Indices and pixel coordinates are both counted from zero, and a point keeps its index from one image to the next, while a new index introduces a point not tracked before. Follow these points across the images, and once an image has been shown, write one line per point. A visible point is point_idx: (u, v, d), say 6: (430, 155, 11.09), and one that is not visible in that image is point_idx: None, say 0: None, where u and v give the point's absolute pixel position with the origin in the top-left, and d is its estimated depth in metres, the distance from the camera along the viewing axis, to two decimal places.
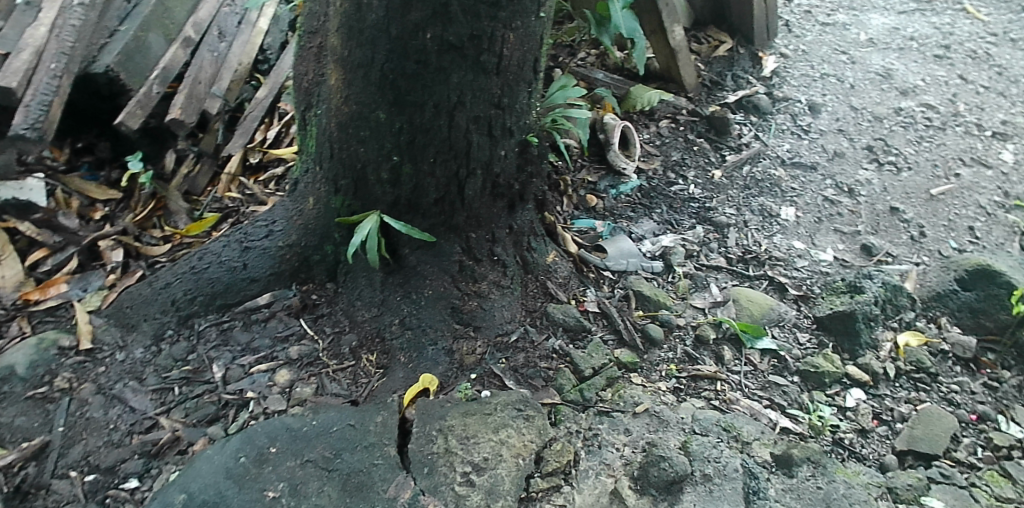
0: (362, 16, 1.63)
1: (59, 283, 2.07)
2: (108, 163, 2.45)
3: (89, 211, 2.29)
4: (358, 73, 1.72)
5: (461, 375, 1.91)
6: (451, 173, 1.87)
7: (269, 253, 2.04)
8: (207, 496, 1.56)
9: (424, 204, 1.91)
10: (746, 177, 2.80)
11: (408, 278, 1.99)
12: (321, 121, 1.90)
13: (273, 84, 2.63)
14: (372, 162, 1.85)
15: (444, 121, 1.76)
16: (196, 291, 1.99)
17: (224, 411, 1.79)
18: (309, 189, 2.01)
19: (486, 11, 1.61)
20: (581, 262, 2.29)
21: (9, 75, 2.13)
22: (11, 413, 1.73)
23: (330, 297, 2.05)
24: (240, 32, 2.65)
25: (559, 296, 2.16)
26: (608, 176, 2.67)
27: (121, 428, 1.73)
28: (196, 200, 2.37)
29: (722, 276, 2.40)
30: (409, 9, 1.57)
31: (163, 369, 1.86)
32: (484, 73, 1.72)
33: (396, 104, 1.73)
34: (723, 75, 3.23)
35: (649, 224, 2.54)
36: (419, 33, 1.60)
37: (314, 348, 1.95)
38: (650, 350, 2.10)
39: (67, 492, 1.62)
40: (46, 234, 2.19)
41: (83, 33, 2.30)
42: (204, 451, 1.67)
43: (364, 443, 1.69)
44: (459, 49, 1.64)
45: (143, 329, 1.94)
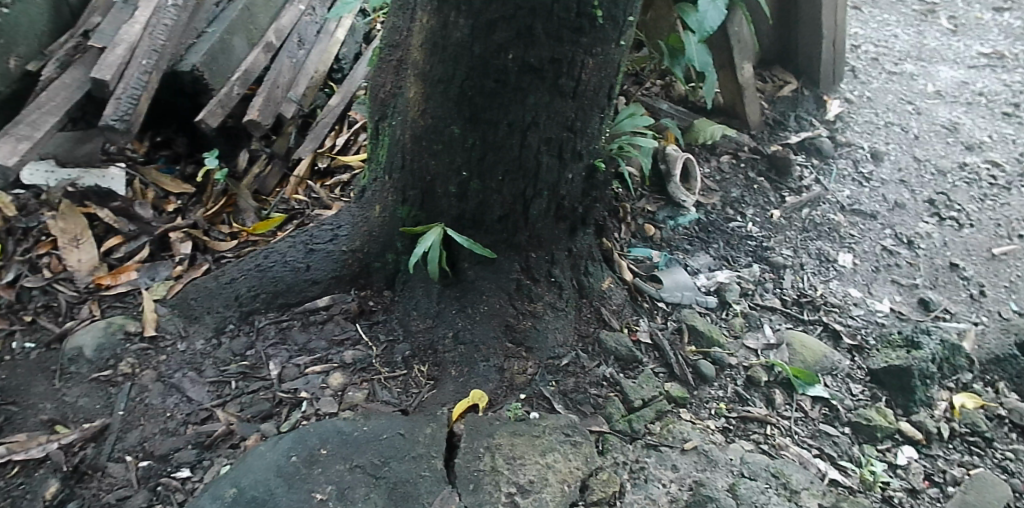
0: (447, 33, 1.67)
1: (130, 270, 2.13)
2: (184, 158, 2.54)
3: (162, 203, 2.36)
4: (437, 88, 1.76)
5: (510, 394, 1.90)
6: (518, 192, 1.88)
7: (331, 257, 2.07)
8: (257, 493, 1.56)
9: (488, 220, 1.92)
10: (804, 219, 2.76)
11: (466, 292, 1.99)
12: (395, 133, 1.93)
13: (345, 92, 2.68)
14: (441, 176, 1.88)
15: (516, 140, 1.78)
16: (260, 288, 2.02)
17: (278, 409, 1.81)
18: (376, 197, 2.04)
19: (569, 36, 1.63)
20: (635, 290, 2.27)
21: (104, 68, 2.26)
22: (76, 393, 1.79)
23: (386, 304, 2.07)
24: (319, 41, 2.72)
25: (612, 323, 2.14)
26: (667, 206, 2.65)
27: (178, 417, 1.76)
28: (265, 200, 2.43)
29: (777, 318, 2.36)
30: (494, 29, 1.60)
31: (222, 362, 1.90)
32: (560, 96, 1.74)
33: (472, 120, 1.76)
34: (787, 115, 3.19)
35: (705, 258, 2.51)
36: (501, 54, 1.63)
37: (368, 354, 1.96)
38: (701, 386, 2.07)
39: (122, 477, 1.65)
40: (123, 222, 2.25)
41: (173, 33, 2.39)
42: (256, 447, 1.69)
43: (412, 453, 1.68)
44: (538, 71, 1.67)
45: (205, 322, 1.98)
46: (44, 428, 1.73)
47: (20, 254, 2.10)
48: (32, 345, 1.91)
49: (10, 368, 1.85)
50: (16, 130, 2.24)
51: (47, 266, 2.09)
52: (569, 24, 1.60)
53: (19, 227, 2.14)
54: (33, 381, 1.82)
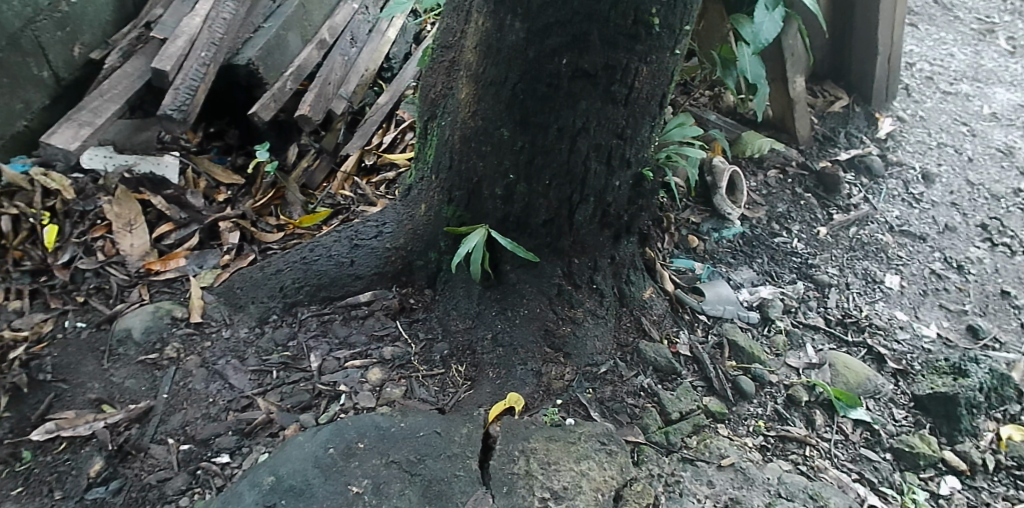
0: (502, 36, 1.67)
1: (179, 257, 2.17)
2: (235, 149, 2.60)
3: (213, 193, 2.41)
4: (489, 90, 1.76)
5: (547, 399, 1.89)
6: (564, 197, 1.87)
7: (375, 253, 2.08)
8: (294, 482, 1.58)
9: (532, 224, 1.92)
10: (852, 238, 2.70)
11: (506, 294, 1.99)
12: (444, 133, 1.95)
13: (394, 91, 2.70)
14: (488, 178, 1.88)
15: (565, 145, 1.77)
16: (304, 280, 2.05)
17: (317, 400, 1.83)
18: (421, 196, 2.05)
19: (624, 43, 1.62)
20: (676, 301, 2.25)
21: (164, 59, 2.32)
22: (123, 374, 1.83)
23: (427, 303, 2.07)
24: (371, 39, 2.75)
25: (652, 333, 2.11)
26: (712, 218, 2.62)
27: (219, 403, 1.79)
28: (311, 194, 2.46)
29: (819, 337, 2.31)
30: (550, 33, 1.60)
31: (264, 352, 1.92)
32: (612, 103, 1.72)
33: (522, 123, 1.76)
34: (837, 131, 3.13)
35: (748, 272, 2.47)
36: (556, 58, 1.63)
37: (407, 351, 1.97)
38: (740, 402, 2.03)
39: (163, 458, 1.68)
40: (174, 209, 2.29)
41: (231, 27, 2.45)
42: (295, 437, 1.71)
43: (448, 452, 1.68)
44: (592, 77, 1.66)
45: (250, 311, 2.01)
46: (91, 406, 1.77)
47: (76, 236, 2.16)
48: (84, 324, 1.97)
49: (62, 346, 1.90)
50: (78, 116, 2.32)
51: (101, 250, 2.14)
52: (625, 31, 1.59)
53: (77, 210, 2.20)
54: (83, 360, 1.87)
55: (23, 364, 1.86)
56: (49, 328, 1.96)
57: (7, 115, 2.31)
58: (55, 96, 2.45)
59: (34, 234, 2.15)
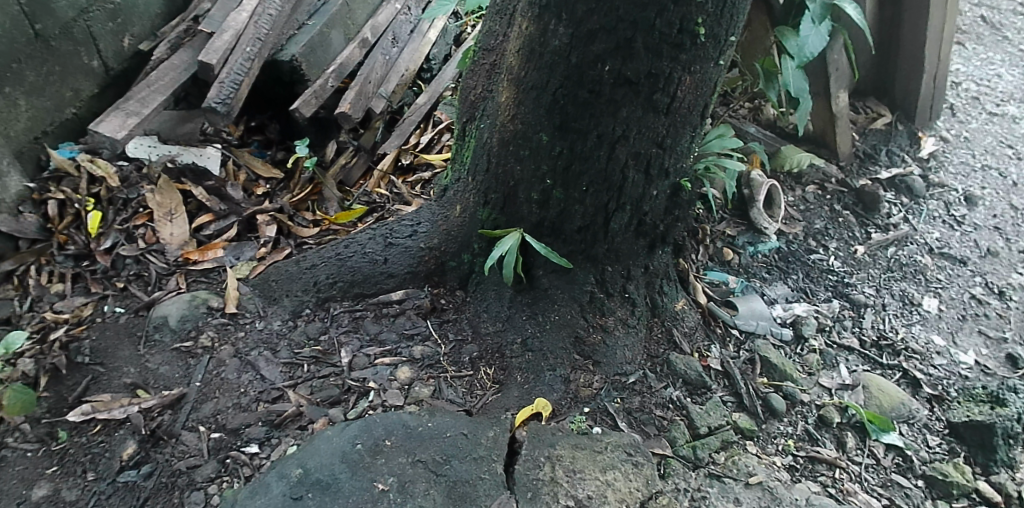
0: (545, 41, 1.66)
1: (217, 248, 2.20)
2: (276, 144, 2.64)
3: (252, 186, 2.44)
4: (530, 94, 1.75)
5: (575, 406, 1.88)
6: (601, 205, 1.86)
7: (409, 252, 2.09)
8: (321, 476, 1.59)
9: (567, 230, 1.91)
10: (890, 258, 2.64)
11: (537, 299, 1.98)
12: (482, 135, 1.95)
13: (433, 92, 2.72)
14: (525, 182, 1.87)
15: (604, 152, 1.76)
16: (338, 276, 2.06)
17: (346, 396, 1.84)
18: (457, 197, 2.06)
19: (669, 52, 1.60)
20: (709, 315, 2.22)
21: (211, 52, 2.36)
22: (158, 361, 1.86)
23: (458, 304, 2.07)
24: (412, 40, 2.77)
25: (683, 346, 2.09)
26: (748, 232, 2.58)
27: (251, 393, 1.81)
28: (348, 191, 2.48)
29: (854, 359, 2.26)
30: (593, 40, 1.59)
31: (296, 345, 1.94)
32: (653, 111, 1.71)
33: (561, 129, 1.75)
34: (878, 148, 3.07)
35: (782, 288, 2.44)
36: (598, 64, 1.62)
37: (436, 351, 1.97)
38: (770, 420, 2.00)
39: (194, 445, 1.71)
40: (214, 201, 2.33)
41: (277, 23, 2.48)
42: (324, 431, 1.72)
43: (474, 454, 1.67)
44: (634, 84, 1.64)
45: (284, 304, 2.03)
46: (126, 391, 1.80)
47: (118, 223, 2.20)
48: (122, 310, 2.01)
49: (101, 329, 1.94)
50: (126, 106, 2.35)
51: (141, 237, 2.19)
52: (670, 40, 1.57)
53: (120, 198, 2.24)
54: (120, 345, 1.90)
55: (62, 346, 1.90)
56: (89, 311, 2.00)
57: (57, 102, 2.35)
58: (104, 85, 2.50)
59: (79, 219, 2.21)
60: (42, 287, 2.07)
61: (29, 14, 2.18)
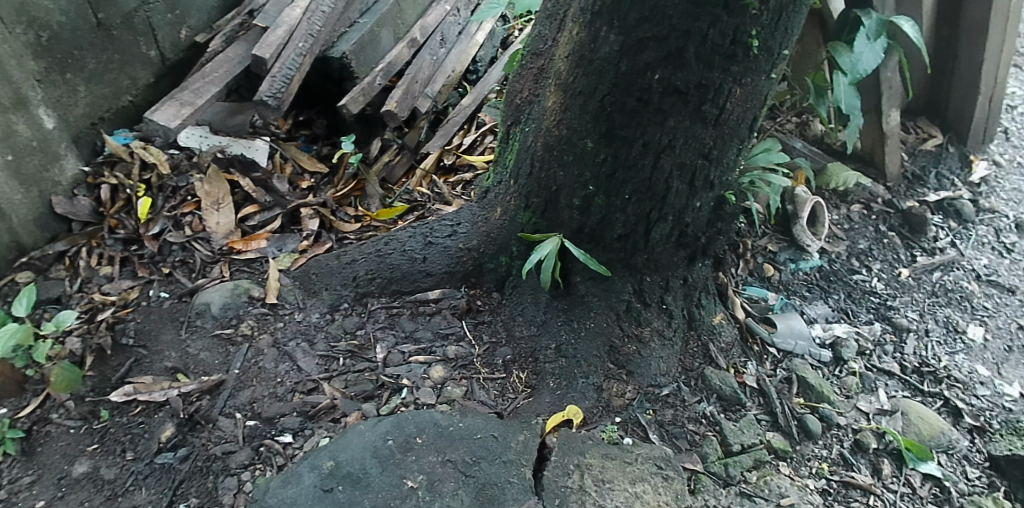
0: (595, 47, 1.66)
1: (261, 238, 2.24)
2: (322, 139, 2.68)
3: (297, 179, 2.48)
4: (577, 100, 1.75)
5: (606, 415, 1.86)
6: (643, 213, 1.84)
7: (448, 252, 2.09)
8: (352, 470, 1.60)
9: (607, 238, 1.90)
10: (935, 282, 2.57)
11: (573, 305, 1.97)
12: (526, 139, 1.95)
13: (478, 94, 2.73)
14: (567, 187, 1.87)
15: (649, 161, 1.75)
16: (377, 272, 2.08)
17: (380, 391, 1.85)
18: (498, 200, 2.06)
19: (720, 63, 1.57)
20: (747, 331, 2.18)
21: (265, 47, 2.41)
22: (199, 346, 1.90)
23: (494, 306, 2.08)
24: (460, 41, 2.79)
25: (718, 361, 2.06)
26: (790, 249, 2.54)
27: (287, 384, 1.84)
28: (390, 189, 2.50)
29: (893, 384, 2.20)
30: (644, 48, 1.58)
31: (332, 338, 1.96)
32: (701, 123, 1.68)
33: (607, 136, 1.74)
34: (927, 170, 2.99)
35: (823, 308, 2.39)
36: (648, 73, 1.61)
37: (470, 351, 1.98)
38: (804, 441, 1.96)
39: (230, 432, 1.74)
40: (260, 192, 2.37)
41: (329, 20, 2.51)
42: (357, 425, 1.74)
43: (504, 458, 1.67)
44: (683, 94, 1.63)
45: (323, 297, 2.05)
46: (167, 374, 1.84)
47: (167, 210, 2.25)
48: (166, 295, 2.05)
49: (145, 313, 1.99)
50: (181, 96, 2.42)
51: (189, 225, 2.23)
52: (722, 51, 1.55)
53: (170, 185, 2.29)
54: (163, 328, 1.95)
55: (109, 326, 1.95)
56: (135, 295, 2.05)
57: (115, 89, 2.41)
58: (160, 74, 2.57)
59: (130, 204, 2.26)
60: (92, 269, 2.13)
61: (93, 3, 2.24)
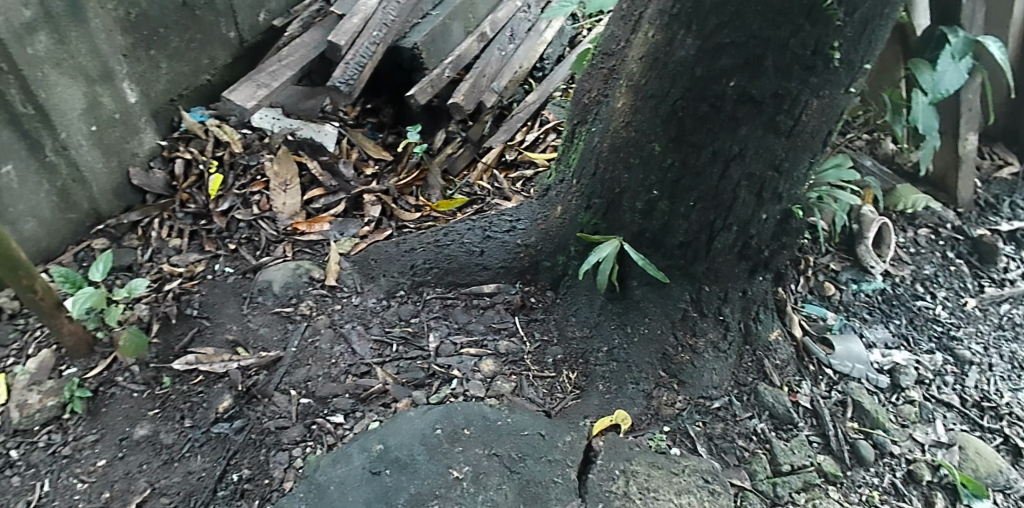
0: (671, 50, 1.62)
1: (324, 221, 2.29)
2: (388, 127, 2.70)
3: (362, 165, 2.51)
4: (648, 103, 1.72)
5: (655, 424, 1.85)
6: (707, 221, 1.80)
7: (506, 247, 2.10)
8: (400, 455, 1.63)
9: (668, 244, 1.87)
10: (1003, 315, 2.46)
11: (628, 310, 1.94)
12: (593, 139, 1.93)
13: (544, 92, 2.74)
14: (631, 190, 1.85)
15: (717, 169, 1.71)
16: (435, 262, 2.10)
17: (430, 380, 1.87)
18: (559, 198, 2.05)
19: (799, 74, 1.52)
20: (803, 350, 2.13)
21: (341, 34, 2.47)
22: (259, 322, 1.95)
23: (548, 304, 2.07)
24: (529, 38, 2.80)
25: (773, 378, 2.02)
26: (853, 269, 2.47)
27: (341, 365, 1.87)
28: (451, 180, 2.52)
29: (952, 416, 2.11)
30: (721, 53, 1.54)
31: (387, 324, 1.99)
32: (774, 133, 1.64)
33: (675, 141, 1.72)
34: (1001, 198, 2.86)
35: (884, 332, 2.31)
36: (723, 79, 1.57)
37: (521, 348, 1.98)
38: (856, 467, 1.90)
39: (284, 407, 1.78)
40: (327, 176, 2.42)
41: (403, 11, 2.55)
42: (406, 412, 1.76)
43: (550, 456, 1.67)
44: (758, 103, 1.58)
45: (380, 283, 2.09)
46: (228, 347, 1.90)
47: (237, 187, 2.32)
48: (231, 270, 2.12)
49: (210, 286, 2.06)
50: (257, 78, 2.49)
51: (256, 204, 2.30)
52: (802, 61, 1.50)
53: (241, 163, 2.36)
54: (226, 302, 2.02)
55: (175, 297, 2.03)
56: (201, 268, 2.12)
57: (194, 67, 2.48)
58: (237, 55, 2.63)
59: (201, 180, 2.34)
60: (162, 240, 2.20)
61: None
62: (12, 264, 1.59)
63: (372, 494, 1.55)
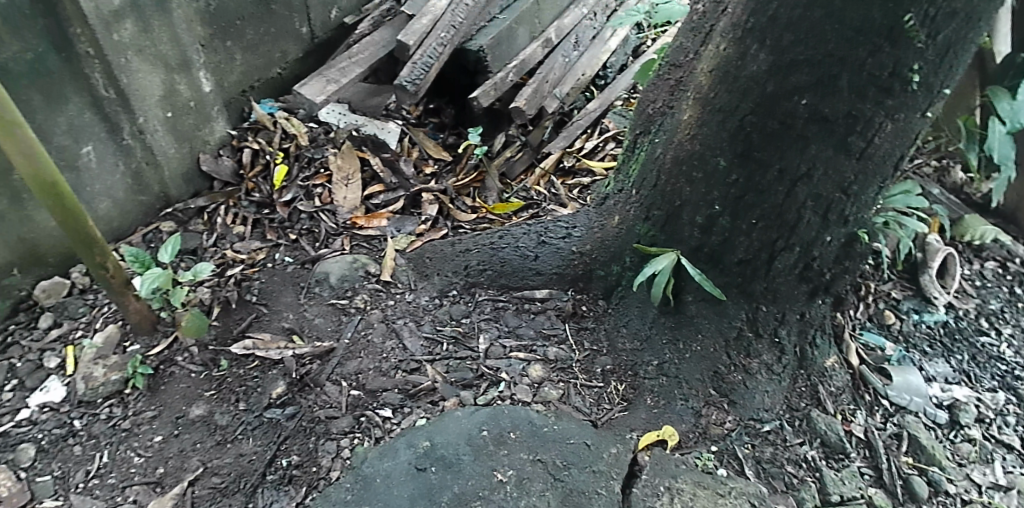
0: (743, 64, 1.58)
1: (382, 217, 2.32)
2: (449, 128, 2.72)
3: (422, 164, 2.54)
4: (715, 117, 1.67)
5: (702, 442, 1.82)
6: (768, 241, 1.76)
7: (560, 254, 2.10)
8: (446, 454, 1.63)
9: (726, 261, 1.83)
10: None
11: (682, 325, 1.92)
12: (655, 150, 1.90)
13: (605, 100, 2.75)
14: (691, 204, 1.81)
15: (783, 188, 1.67)
16: (489, 265, 2.12)
17: (478, 381, 1.88)
18: (616, 208, 2.03)
19: (874, 95, 1.47)
20: (860, 379, 2.07)
21: (410, 34, 2.48)
22: (314, 312, 1.99)
23: (599, 314, 2.06)
24: (593, 46, 2.81)
25: (826, 405, 1.97)
26: (915, 298, 2.39)
27: (392, 360, 1.89)
28: (508, 184, 2.55)
29: (1012, 459, 2.01)
30: (794, 71, 1.50)
31: (438, 322, 2.01)
32: (845, 154, 1.59)
33: (742, 156, 1.67)
34: None
35: (944, 366, 2.22)
36: (794, 97, 1.52)
37: (570, 356, 1.98)
38: (908, 504, 1.83)
39: (335, 397, 1.81)
40: (387, 173, 2.46)
41: (471, 13, 2.55)
42: (454, 411, 1.77)
43: (595, 467, 1.65)
44: (829, 123, 1.54)
45: (433, 281, 2.11)
46: (284, 334, 1.95)
47: (301, 179, 2.38)
48: (290, 260, 2.17)
49: (269, 274, 2.12)
50: (328, 73, 2.52)
51: (319, 196, 2.35)
52: (879, 83, 1.45)
53: (306, 156, 2.42)
54: (284, 291, 2.07)
55: (236, 282, 2.10)
56: (262, 256, 2.19)
57: (267, 60, 2.55)
58: (308, 51, 2.70)
59: (267, 170, 2.40)
60: (227, 226, 2.27)
61: None
62: (89, 243, 1.68)
63: (416, 490, 1.56)
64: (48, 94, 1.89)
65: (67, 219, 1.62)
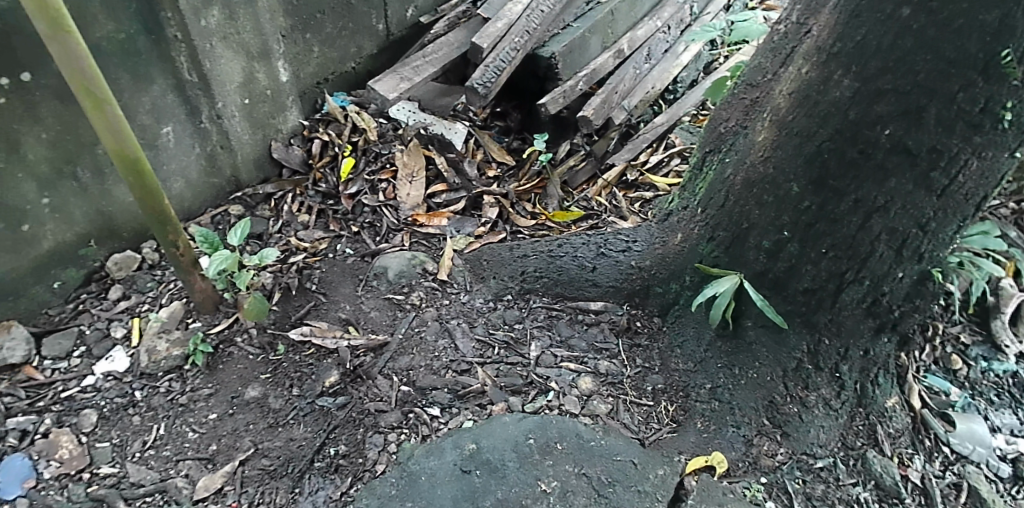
0: (826, 89, 1.53)
1: (442, 216, 2.35)
2: (514, 132, 2.76)
3: (485, 166, 2.56)
4: (792, 141, 1.63)
5: (752, 473, 1.77)
6: (837, 272, 1.70)
7: (619, 268, 2.07)
8: (491, 458, 1.63)
9: (791, 289, 1.78)
10: None
11: (739, 350, 1.89)
12: (724, 171, 1.86)
13: (673, 115, 2.72)
14: (759, 228, 1.77)
15: (857, 219, 1.61)
16: (546, 273, 2.12)
17: (528, 388, 1.88)
18: (680, 225, 2.00)
19: (962, 131, 1.41)
20: (921, 423, 1.98)
21: (484, 37, 2.49)
22: (372, 305, 2.03)
23: (653, 331, 2.04)
24: (665, 59, 2.79)
25: (884, 446, 1.87)
26: (985, 344, 2.28)
27: (443, 359, 1.90)
28: (569, 193, 2.55)
29: None
30: (878, 100, 1.44)
31: (492, 326, 2.02)
32: (925, 190, 1.52)
33: (817, 184, 1.62)
34: None
35: (1011, 418, 2.12)
36: (877, 126, 1.46)
37: (621, 371, 1.96)
38: None
39: (385, 392, 1.83)
40: (451, 173, 2.47)
41: (545, 20, 2.56)
42: (502, 416, 1.77)
43: (640, 487, 1.63)
44: (913, 157, 1.47)
45: (489, 284, 2.13)
46: (340, 324, 1.98)
47: (367, 173, 2.41)
48: (351, 252, 2.21)
49: (330, 264, 2.16)
50: (401, 71, 2.55)
51: (383, 191, 2.38)
52: (969, 119, 1.38)
53: (373, 151, 2.45)
54: (342, 282, 2.10)
55: (298, 270, 2.14)
56: (324, 246, 2.23)
57: (342, 54, 2.60)
58: (382, 47, 2.74)
59: (334, 162, 2.45)
60: (292, 214, 2.32)
61: None
62: (163, 220, 1.74)
63: (459, 492, 1.56)
64: (136, 74, 1.97)
65: (146, 198, 1.69)
